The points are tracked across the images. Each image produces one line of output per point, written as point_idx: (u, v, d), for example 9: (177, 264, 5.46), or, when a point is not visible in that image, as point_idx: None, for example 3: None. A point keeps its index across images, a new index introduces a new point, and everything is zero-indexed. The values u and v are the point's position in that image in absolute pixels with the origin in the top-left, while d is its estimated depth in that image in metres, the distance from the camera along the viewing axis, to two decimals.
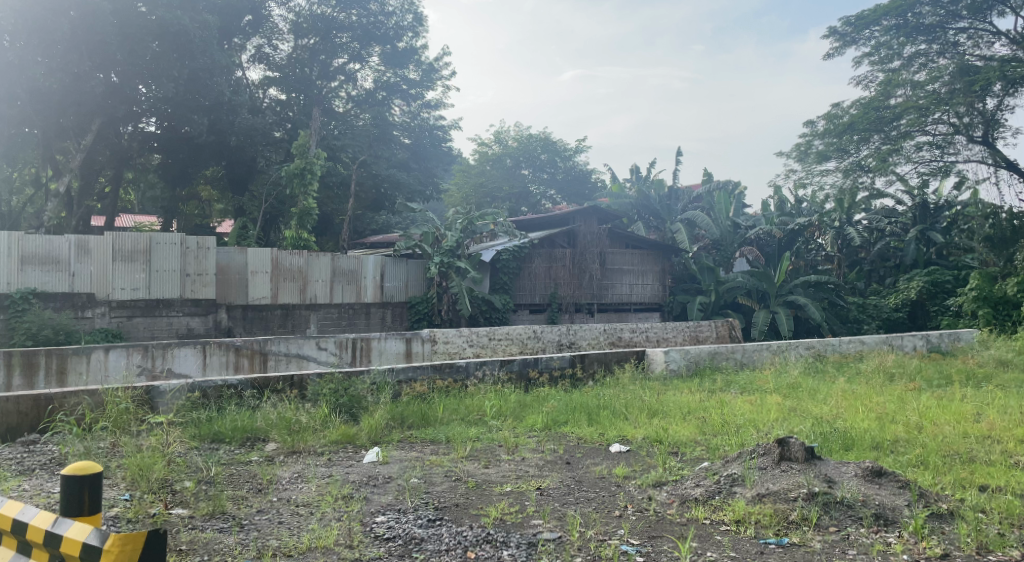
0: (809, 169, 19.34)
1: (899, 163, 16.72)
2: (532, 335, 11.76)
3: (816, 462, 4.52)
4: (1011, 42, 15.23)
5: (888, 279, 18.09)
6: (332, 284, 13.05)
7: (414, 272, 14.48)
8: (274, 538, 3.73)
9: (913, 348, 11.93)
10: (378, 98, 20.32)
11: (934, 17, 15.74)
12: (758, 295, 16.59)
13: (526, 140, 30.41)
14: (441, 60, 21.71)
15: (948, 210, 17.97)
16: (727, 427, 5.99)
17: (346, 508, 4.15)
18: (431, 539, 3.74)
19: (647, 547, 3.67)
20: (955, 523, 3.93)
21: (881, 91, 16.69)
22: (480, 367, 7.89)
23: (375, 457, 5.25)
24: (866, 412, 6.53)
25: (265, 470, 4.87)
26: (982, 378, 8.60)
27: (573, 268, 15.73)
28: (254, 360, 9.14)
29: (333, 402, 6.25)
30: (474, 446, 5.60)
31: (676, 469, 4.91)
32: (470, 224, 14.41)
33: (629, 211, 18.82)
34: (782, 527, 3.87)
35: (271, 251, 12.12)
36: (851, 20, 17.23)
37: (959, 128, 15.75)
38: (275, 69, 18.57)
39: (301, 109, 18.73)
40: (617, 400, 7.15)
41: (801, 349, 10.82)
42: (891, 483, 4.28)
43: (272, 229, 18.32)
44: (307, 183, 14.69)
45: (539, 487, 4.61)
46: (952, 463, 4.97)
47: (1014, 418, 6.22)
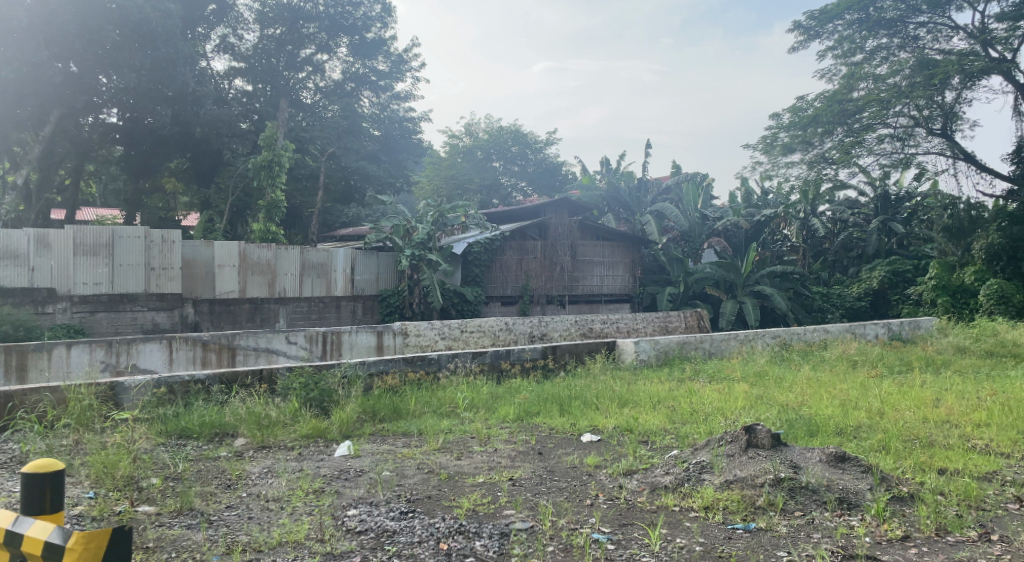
0: (775, 161, 19.57)
1: (862, 155, 17.05)
2: (503, 327, 11.79)
3: (782, 449, 4.61)
4: (969, 36, 15.58)
5: (852, 269, 18.48)
6: (301, 278, 12.91)
7: (385, 265, 14.42)
8: (245, 534, 3.70)
9: (875, 336, 12.24)
10: (347, 89, 20.09)
11: (895, 11, 15.99)
12: (727, 286, 16.84)
13: (497, 132, 30.29)
14: (411, 51, 21.46)
15: (908, 201, 18.43)
16: (696, 416, 6.09)
17: (318, 502, 4.14)
18: (404, 531, 3.75)
19: (618, 535, 3.73)
20: (915, 506, 4.05)
21: (844, 85, 16.96)
22: (452, 360, 7.89)
23: (346, 450, 5.23)
24: (830, 399, 6.68)
25: (234, 465, 4.82)
26: (941, 364, 8.86)
27: (545, 260, 15.68)
28: (222, 355, 9.03)
29: (303, 396, 6.23)
30: (447, 438, 5.62)
31: (646, 457, 4.98)
32: (442, 216, 14.37)
33: (600, 203, 18.91)
34: (749, 513, 3.95)
35: (238, 245, 11.95)
36: (815, 14, 17.46)
37: (919, 120, 16.16)
38: (240, 60, 18.30)
39: (267, 101, 18.43)
40: (588, 391, 7.22)
41: (769, 337, 11.01)
42: (854, 467, 4.38)
43: (240, 223, 18.06)
44: (275, 175, 14.47)
45: (511, 477, 4.64)
46: (912, 448, 5.11)
47: (972, 403, 6.40)
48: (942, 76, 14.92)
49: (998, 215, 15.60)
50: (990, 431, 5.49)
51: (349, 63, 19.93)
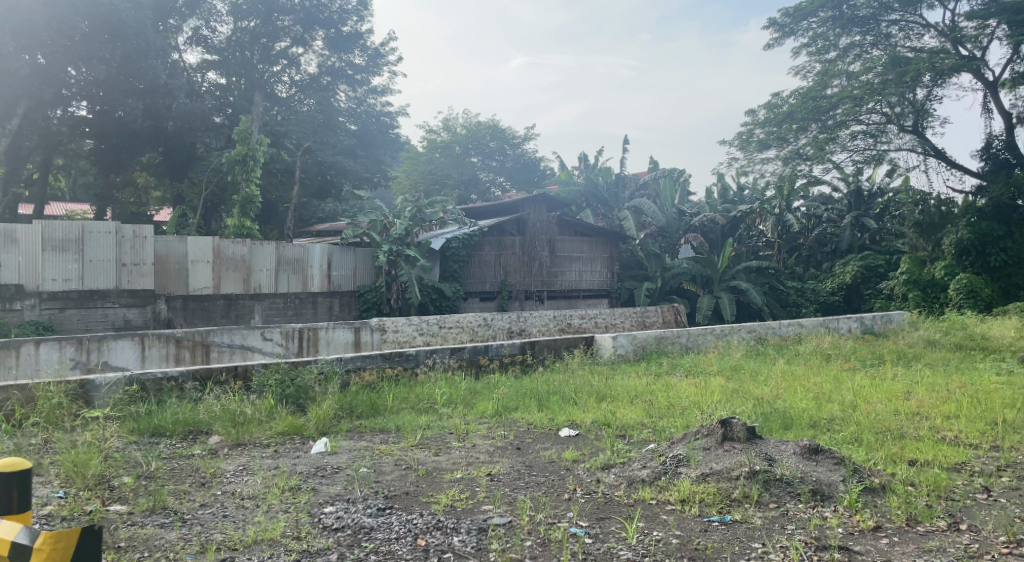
0: (750, 157, 19.73)
1: (836, 151, 17.32)
2: (482, 323, 11.77)
3: (757, 441, 4.66)
4: (939, 34, 15.85)
5: (825, 264, 18.72)
6: (277, 274, 12.77)
7: (362, 261, 14.33)
8: (218, 532, 3.66)
9: (848, 330, 12.42)
10: (323, 83, 19.94)
11: (868, 9, 16.21)
12: (703, 281, 16.99)
13: (474, 127, 30.25)
14: (387, 45, 21.27)
15: (880, 197, 18.72)
16: (673, 410, 6.14)
17: (294, 500, 4.11)
18: (381, 528, 3.74)
19: (595, 529, 3.75)
20: (886, 496, 4.12)
21: (818, 81, 17.14)
22: (431, 356, 7.87)
23: (323, 447, 5.20)
24: (804, 392, 6.78)
25: (208, 463, 4.77)
26: (912, 357, 9.02)
27: (523, 256, 15.80)
28: (196, 351, 8.93)
29: (279, 393, 6.18)
30: (424, 434, 5.60)
31: (624, 451, 5.01)
32: (419, 211, 14.33)
33: (578, 199, 18.91)
34: (724, 505, 4.00)
35: (212, 240, 11.79)
36: (790, 12, 17.60)
37: (891, 117, 16.43)
38: (213, 52, 18.04)
39: (242, 94, 18.18)
40: (566, 386, 7.24)
41: (744, 332, 11.14)
42: (827, 459, 4.44)
43: (214, 218, 17.81)
44: (250, 170, 14.29)
45: (489, 473, 4.64)
46: (884, 439, 5.20)
47: (942, 396, 6.53)
48: (913, 73, 15.14)
49: (968, 211, 15.95)
50: (958, 423, 5.61)
51: (325, 57, 19.75)
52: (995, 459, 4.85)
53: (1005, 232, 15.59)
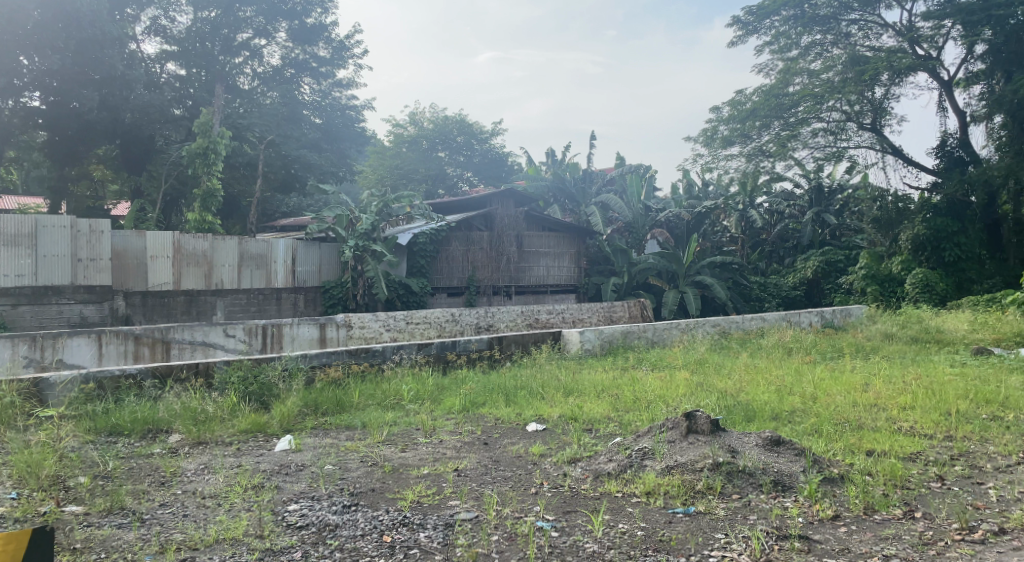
0: (715, 153, 19.92)
1: (797, 148, 17.67)
2: (450, 318, 11.73)
3: (721, 434, 4.72)
4: (897, 34, 16.21)
5: (787, 259, 19.07)
6: (240, 269, 12.56)
7: (328, 256, 14.17)
8: (178, 532, 3.60)
9: (809, 324, 12.68)
10: (286, 76, 19.64)
11: (828, 8, 16.52)
12: (669, 276, 17.17)
13: (441, 122, 30.07)
14: (352, 37, 21.00)
15: (840, 193, 19.00)
16: (639, 403, 6.20)
17: (257, 498, 4.05)
18: (346, 525, 3.71)
19: (561, 522, 3.77)
20: (844, 486, 4.22)
21: (780, 79, 17.39)
22: (397, 352, 7.82)
23: (287, 445, 5.14)
24: (766, 385, 6.90)
25: (168, 462, 4.68)
26: (870, 350, 9.24)
27: (491, 252, 15.68)
28: (155, 348, 8.76)
29: (242, 390, 6.07)
30: (391, 431, 5.57)
31: (590, 445, 5.05)
32: (386, 206, 14.24)
33: (545, 194, 19.04)
34: (689, 497, 4.05)
35: (172, 235, 11.55)
36: (752, 10, 17.81)
37: (850, 115, 16.81)
38: (172, 43, 17.46)
39: (203, 86, 17.74)
40: (534, 380, 7.26)
41: (708, 326, 11.28)
42: (788, 451, 4.52)
43: (174, 212, 17.44)
44: (211, 163, 14.01)
45: (456, 468, 4.63)
46: (842, 430, 5.32)
47: (898, 387, 6.70)
48: (872, 72, 15.46)
49: (923, 207, 16.37)
50: (913, 413, 5.76)
51: (289, 49, 19.47)
52: (949, 448, 4.99)
53: (959, 227, 16.04)
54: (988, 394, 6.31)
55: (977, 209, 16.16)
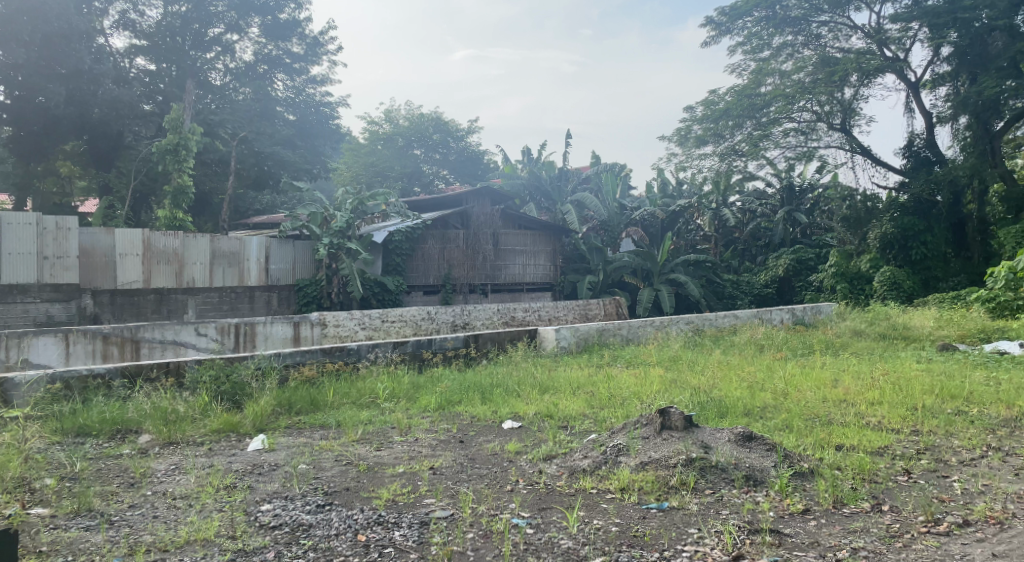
0: (688, 153, 20.08)
1: (769, 148, 17.90)
2: (425, 316, 11.69)
3: (694, 429, 4.77)
4: (866, 36, 16.48)
5: (760, 257, 19.31)
6: (211, 267, 12.36)
7: (301, 254, 14.04)
8: (148, 534, 3.55)
9: (780, 321, 12.88)
10: (259, 71, 19.40)
11: (799, 10, 16.72)
12: (643, 274, 17.30)
13: (417, 120, 29.95)
14: (326, 34, 20.82)
15: (811, 193, 19.35)
16: (614, 400, 6.26)
17: (229, 498, 4.01)
18: (320, 524, 3.69)
19: (537, 519, 3.79)
20: (814, 480, 4.29)
21: (753, 80, 17.58)
22: (372, 350, 7.79)
23: (260, 445, 5.09)
24: (739, 381, 7.00)
25: (138, 462, 4.61)
26: (839, 347, 9.41)
27: (466, 249, 15.65)
28: (125, 348, 8.63)
29: (214, 390, 6.01)
30: (365, 430, 5.54)
31: (566, 442, 5.07)
32: (361, 204, 14.18)
33: (521, 192, 19.07)
34: (662, 492, 4.10)
35: (141, 233, 11.35)
36: (726, 10, 17.94)
37: (821, 115, 17.08)
38: (142, 37, 17.09)
39: (173, 82, 17.47)
40: (509, 378, 7.28)
41: (682, 324, 11.39)
42: (759, 446, 4.58)
43: (143, 209, 17.13)
44: (181, 160, 13.80)
45: (432, 466, 4.63)
46: (812, 425, 5.41)
47: (866, 383, 6.83)
48: (842, 73, 15.71)
49: (891, 206, 16.72)
50: (881, 409, 5.87)
51: (261, 45, 19.23)
52: (915, 442, 5.10)
53: (925, 226, 16.37)
54: (953, 389, 6.46)
55: (943, 209, 16.62)
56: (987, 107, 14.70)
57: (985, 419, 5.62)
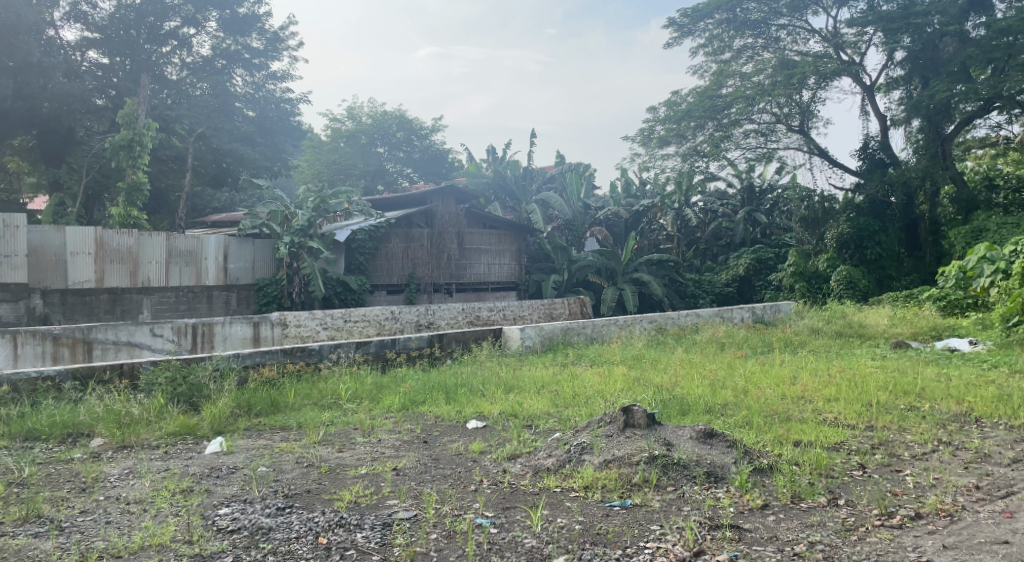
0: (651, 153, 20.23)
1: (730, 148, 18.17)
2: (389, 316, 11.59)
3: (657, 427, 4.82)
4: (823, 40, 16.86)
5: (721, 257, 19.60)
6: (168, 266, 12.04)
7: (261, 253, 13.80)
8: (100, 540, 3.45)
9: (741, 319, 13.08)
10: (217, 66, 18.93)
11: (759, 13, 17.04)
12: (607, 274, 17.41)
13: (380, 118, 29.79)
14: (287, 29, 20.46)
15: (770, 193, 19.74)
16: (578, 399, 6.28)
17: (185, 502, 3.91)
18: (280, 527, 3.62)
19: (500, 519, 3.78)
20: (773, 476, 4.36)
21: (714, 81, 17.81)
22: (335, 350, 7.69)
23: (218, 447, 4.99)
24: (700, 379, 7.08)
25: (90, 467, 4.47)
26: (797, 344, 9.60)
27: (431, 248, 15.57)
28: (76, 349, 8.39)
29: (169, 392, 5.86)
30: (328, 430, 5.47)
31: (530, 441, 5.07)
32: (323, 202, 13.99)
33: (486, 191, 19.07)
34: (625, 490, 4.13)
35: (94, 231, 11.01)
36: (687, 12, 18.09)
37: (779, 117, 17.47)
38: (94, 30, 16.42)
39: (127, 76, 16.98)
40: (474, 377, 7.26)
41: (645, 322, 11.48)
42: (720, 443, 4.62)
43: (96, 206, 16.62)
44: (136, 156, 13.44)
45: (395, 467, 4.58)
46: (771, 422, 5.51)
47: (823, 380, 6.96)
48: (800, 76, 16.02)
49: (847, 206, 17.12)
50: (838, 405, 6.00)
51: (219, 39, 18.74)
52: (870, 437, 5.23)
53: (879, 227, 16.82)
54: (905, 385, 6.64)
55: (895, 210, 17.17)
56: (938, 111, 15.12)
57: (936, 415, 5.78)
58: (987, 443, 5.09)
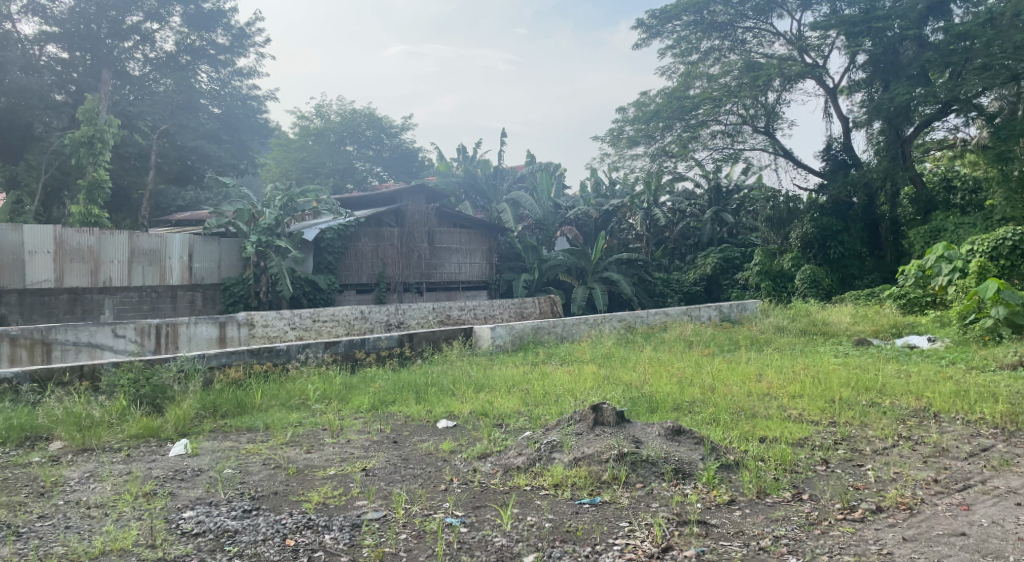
0: (621, 153, 20.32)
1: (697, 149, 18.42)
2: (358, 316, 11.50)
3: (626, 425, 4.86)
4: (787, 42, 17.17)
5: (689, 256, 19.82)
6: (130, 266, 11.78)
7: (227, 252, 13.59)
8: (59, 546, 3.37)
9: (708, 318, 13.23)
10: (181, 62, 18.53)
11: (725, 15, 17.26)
12: (577, 273, 17.49)
13: (349, 115, 29.50)
14: (253, 25, 20.16)
15: (736, 194, 20.01)
16: (548, 398, 6.30)
17: (148, 506, 3.84)
18: (246, 531, 3.58)
19: (470, 518, 3.78)
20: (739, 472, 4.43)
21: (681, 83, 17.97)
22: (303, 350, 7.60)
23: (182, 449, 4.90)
24: (668, 377, 7.16)
25: (49, 471, 4.36)
26: (763, 342, 9.76)
27: (401, 247, 15.48)
28: (35, 350, 8.17)
29: (132, 393, 5.74)
30: (296, 432, 5.41)
31: (500, 440, 5.08)
32: (291, 200, 13.82)
33: (456, 190, 19.07)
34: (595, 487, 4.16)
35: (53, 230, 10.74)
36: (655, 13, 18.20)
37: (745, 119, 17.75)
38: (53, 24, 16.00)
39: (88, 71, 16.57)
40: (445, 377, 7.26)
41: (615, 321, 11.59)
42: (688, 440, 4.68)
43: (55, 204, 16.20)
44: (97, 153, 13.11)
45: (364, 468, 4.55)
46: (737, 419, 5.59)
47: (788, 377, 7.10)
48: (765, 78, 16.27)
49: (811, 207, 17.45)
50: (802, 402, 6.12)
51: (183, 35, 18.34)
52: (833, 433, 5.34)
53: (842, 227, 17.18)
54: (868, 382, 6.79)
55: (858, 210, 17.53)
56: (899, 114, 15.47)
57: (897, 410, 5.93)
58: (945, 437, 5.24)
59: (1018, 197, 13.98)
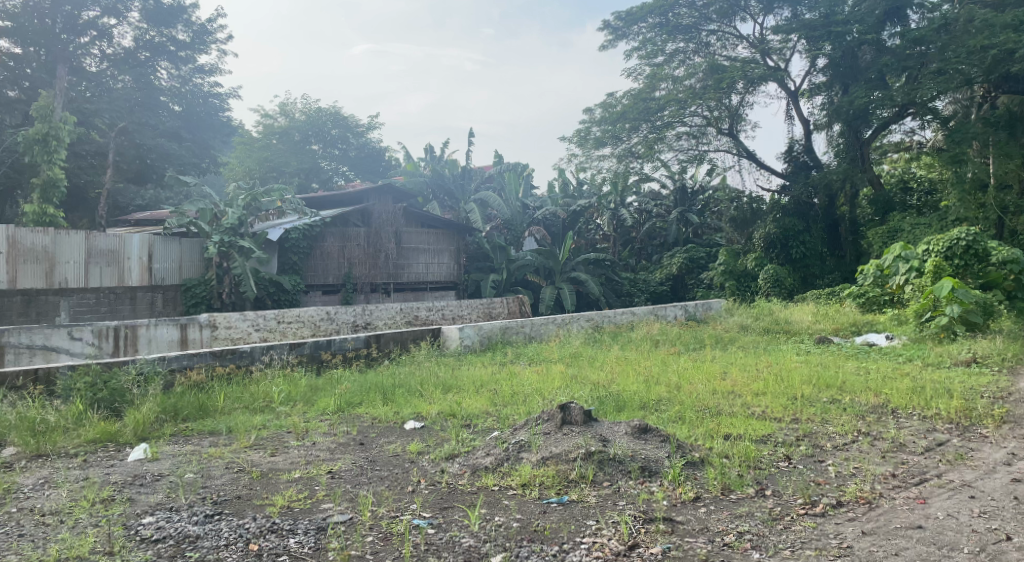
0: (588, 153, 20.39)
1: (663, 150, 18.61)
2: (324, 316, 11.38)
3: (593, 423, 4.89)
4: (750, 46, 17.45)
5: (655, 256, 20.01)
6: (87, 266, 11.48)
7: (189, 252, 13.33)
8: (12, 554, 3.27)
9: (674, 317, 13.38)
10: (140, 59, 18.01)
11: (690, 18, 17.51)
12: (545, 273, 17.53)
13: (314, 114, 29.06)
14: (215, 22, 19.78)
15: (702, 194, 20.23)
16: (516, 398, 6.29)
17: (105, 512, 3.74)
18: (208, 536, 3.50)
19: (437, 519, 3.76)
20: (704, 469, 4.48)
21: (648, 84, 18.00)
22: (267, 352, 7.48)
23: (142, 454, 4.79)
24: (635, 376, 7.20)
25: (1, 478, 4.22)
26: (728, 340, 9.91)
27: (368, 248, 15.36)
28: None
29: (89, 397, 5.60)
30: (260, 435, 5.33)
31: (468, 440, 5.06)
32: (254, 200, 13.59)
33: (424, 190, 18.99)
34: (562, 486, 4.17)
35: (5, 229, 10.43)
36: (621, 16, 18.39)
37: (710, 120, 18.00)
38: (5, 17, 15.55)
39: (42, 67, 16.12)
40: (412, 378, 7.20)
41: (582, 320, 11.65)
42: (654, 438, 4.73)
43: (8, 203, 15.71)
44: (52, 151, 12.72)
45: (330, 471, 4.49)
46: (703, 417, 5.66)
47: (751, 375, 7.22)
48: (729, 80, 16.52)
49: (774, 207, 17.76)
50: (765, 399, 6.21)
51: (142, 30, 17.88)
52: (795, 430, 5.43)
53: (804, 227, 17.50)
54: (828, 379, 6.93)
55: (819, 211, 17.86)
56: (858, 117, 15.81)
57: (856, 407, 6.06)
58: (902, 432, 5.37)
59: (972, 198, 14.41)
